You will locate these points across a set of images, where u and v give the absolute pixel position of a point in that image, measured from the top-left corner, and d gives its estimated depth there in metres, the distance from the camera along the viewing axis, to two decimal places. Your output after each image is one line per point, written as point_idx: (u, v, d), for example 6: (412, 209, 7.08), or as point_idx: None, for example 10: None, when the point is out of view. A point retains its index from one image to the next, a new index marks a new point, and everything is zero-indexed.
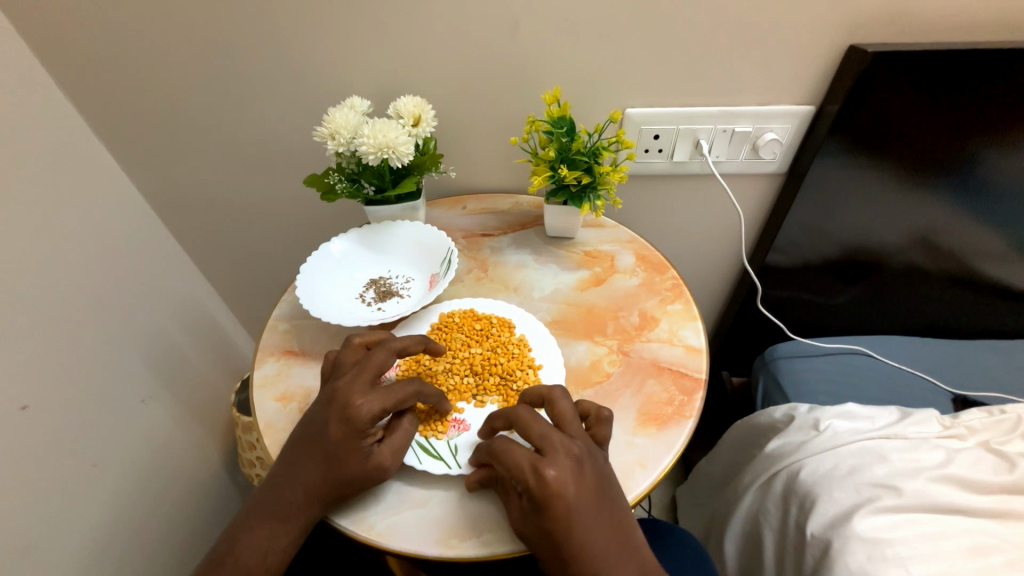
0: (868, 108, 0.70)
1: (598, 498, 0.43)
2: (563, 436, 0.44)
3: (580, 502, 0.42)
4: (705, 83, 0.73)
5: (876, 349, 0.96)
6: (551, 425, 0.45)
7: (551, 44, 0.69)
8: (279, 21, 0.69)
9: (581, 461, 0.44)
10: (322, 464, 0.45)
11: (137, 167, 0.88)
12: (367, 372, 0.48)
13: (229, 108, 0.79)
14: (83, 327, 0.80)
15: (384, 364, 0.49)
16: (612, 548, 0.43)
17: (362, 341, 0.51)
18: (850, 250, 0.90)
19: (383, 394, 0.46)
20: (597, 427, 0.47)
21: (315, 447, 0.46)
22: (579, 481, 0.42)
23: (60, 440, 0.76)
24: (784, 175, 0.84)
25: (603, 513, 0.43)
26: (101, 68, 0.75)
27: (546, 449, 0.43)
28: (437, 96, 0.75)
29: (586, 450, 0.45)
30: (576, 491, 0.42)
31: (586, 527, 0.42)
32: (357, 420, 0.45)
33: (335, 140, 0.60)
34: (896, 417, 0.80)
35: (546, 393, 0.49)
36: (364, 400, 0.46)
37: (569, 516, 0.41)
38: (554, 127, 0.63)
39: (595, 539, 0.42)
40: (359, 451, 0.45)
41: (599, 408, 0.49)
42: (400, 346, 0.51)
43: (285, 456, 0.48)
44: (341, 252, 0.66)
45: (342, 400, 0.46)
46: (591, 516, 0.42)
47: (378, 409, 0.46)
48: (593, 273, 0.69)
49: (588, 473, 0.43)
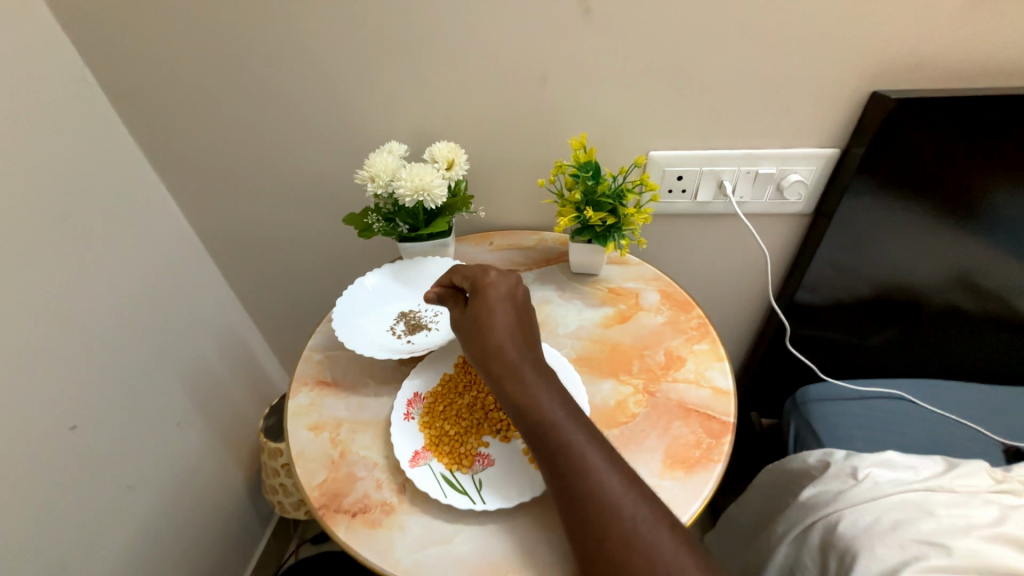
0: (893, 151, 0.70)
1: (518, 326, 0.52)
2: (502, 280, 0.56)
3: (498, 317, 0.52)
4: (726, 128, 0.75)
5: (915, 394, 0.92)
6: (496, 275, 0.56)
7: (576, 94, 0.74)
8: (327, 76, 0.76)
9: (510, 295, 0.54)
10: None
11: (192, 205, 0.95)
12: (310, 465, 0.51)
13: (277, 152, 0.86)
14: (131, 352, 0.86)
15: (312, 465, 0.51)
16: (526, 363, 0.49)
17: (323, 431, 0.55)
18: (882, 290, 0.88)
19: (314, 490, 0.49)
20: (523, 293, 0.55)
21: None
22: (503, 303, 0.53)
23: (101, 460, 0.80)
24: (809, 215, 0.84)
25: (520, 338, 0.51)
26: (169, 118, 0.84)
27: (486, 282, 0.55)
28: (469, 141, 0.80)
29: (518, 291, 0.55)
30: (496, 303, 0.53)
31: (503, 338, 0.50)
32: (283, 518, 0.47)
33: (375, 183, 0.64)
34: (941, 469, 0.76)
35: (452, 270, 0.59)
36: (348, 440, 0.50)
37: (487, 322, 0.51)
38: (580, 171, 0.65)
39: (510, 351, 0.49)
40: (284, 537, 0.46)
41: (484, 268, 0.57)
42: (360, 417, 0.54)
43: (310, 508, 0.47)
44: (374, 286, 0.70)
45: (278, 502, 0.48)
46: (506, 331, 0.51)
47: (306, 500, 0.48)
48: (617, 310, 0.69)
49: (512, 305, 0.53)
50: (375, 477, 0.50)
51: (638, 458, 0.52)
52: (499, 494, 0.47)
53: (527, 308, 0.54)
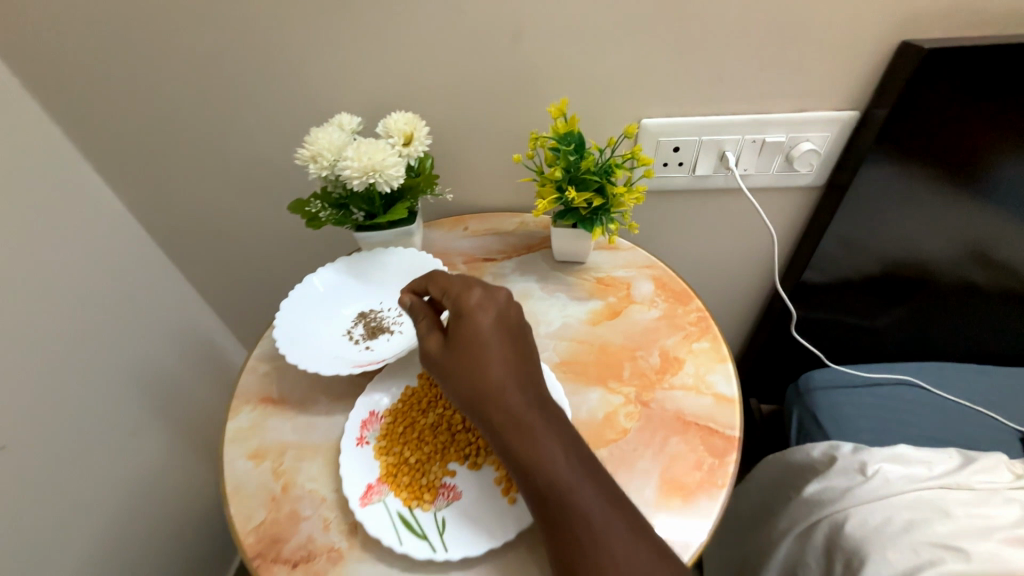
0: (923, 113, 0.61)
1: (518, 361, 0.42)
2: (488, 298, 0.45)
3: (492, 354, 0.41)
4: (730, 89, 0.65)
5: (926, 379, 0.86)
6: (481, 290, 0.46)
7: (557, 51, 0.63)
8: (262, 35, 0.64)
9: (501, 322, 0.44)
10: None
11: (128, 193, 0.84)
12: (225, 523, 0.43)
13: (215, 129, 0.75)
14: (67, 362, 0.77)
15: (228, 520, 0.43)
16: (532, 413, 0.40)
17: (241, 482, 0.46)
18: (897, 269, 0.80)
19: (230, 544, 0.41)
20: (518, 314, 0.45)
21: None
22: (496, 333, 0.42)
23: (41, 483, 0.73)
24: (821, 188, 0.75)
25: (521, 378, 0.41)
26: (83, 90, 0.71)
27: (471, 305, 0.44)
28: (435, 111, 0.69)
29: (511, 314, 0.45)
30: (487, 335, 0.42)
31: (497, 377, 0.40)
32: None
33: (318, 163, 0.54)
34: (956, 463, 0.70)
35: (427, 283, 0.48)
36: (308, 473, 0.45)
37: (478, 360, 0.41)
38: (561, 144, 0.56)
39: (512, 397, 0.40)
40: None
41: (469, 286, 0.45)
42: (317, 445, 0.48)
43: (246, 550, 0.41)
44: (327, 284, 0.61)
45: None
46: (504, 371, 0.41)
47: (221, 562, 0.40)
48: (606, 304, 0.61)
49: (507, 334, 0.43)
50: (324, 516, 0.43)
51: (630, 484, 0.44)
52: (465, 538, 0.40)
53: (522, 331, 0.44)
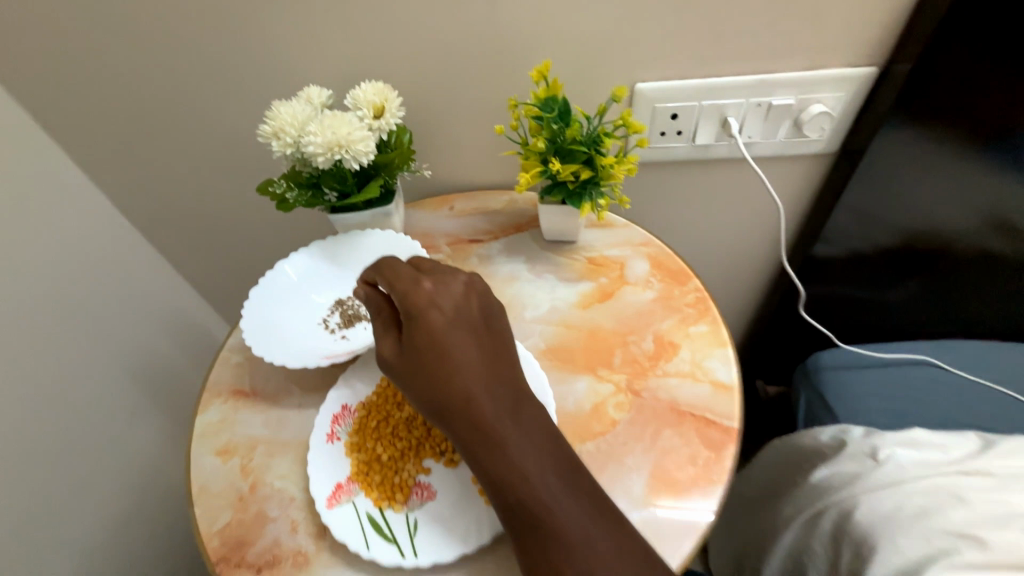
0: (953, 66, 0.54)
1: (480, 357, 0.39)
2: (443, 293, 0.42)
3: (450, 353, 0.39)
4: (735, 46, 0.59)
5: (944, 359, 0.81)
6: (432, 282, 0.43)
7: (542, 9, 0.57)
8: (223, 1, 0.59)
9: (458, 316, 0.41)
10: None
11: (103, 178, 0.80)
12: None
13: (184, 107, 0.70)
14: (52, 356, 0.75)
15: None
16: (498, 415, 0.37)
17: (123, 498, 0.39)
18: (916, 242, 0.75)
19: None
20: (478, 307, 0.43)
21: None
22: (454, 330, 0.40)
23: (34, 479, 0.71)
24: (835, 155, 0.69)
25: (484, 376, 0.38)
26: (42, 68, 0.67)
27: (424, 300, 0.41)
28: (413, 81, 0.64)
29: (470, 306, 0.42)
30: (444, 332, 0.39)
31: (462, 380, 0.38)
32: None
33: (280, 140, 0.50)
34: (975, 449, 0.66)
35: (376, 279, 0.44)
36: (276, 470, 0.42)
37: (436, 361, 0.38)
38: (544, 111, 0.51)
39: (475, 399, 0.37)
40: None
41: (421, 281, 0.42)
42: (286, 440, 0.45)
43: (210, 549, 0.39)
44: (299, 271, 0.57)
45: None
46: (464, 370, 0.38)
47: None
48: (598, 285, 0.57)
49: (466, 329, 0.40)
50: (291, 517, 0.40)
51: (617, 480, 0.41)
52: (436, 543, 0.37)
53: (483, 326, 0.41)
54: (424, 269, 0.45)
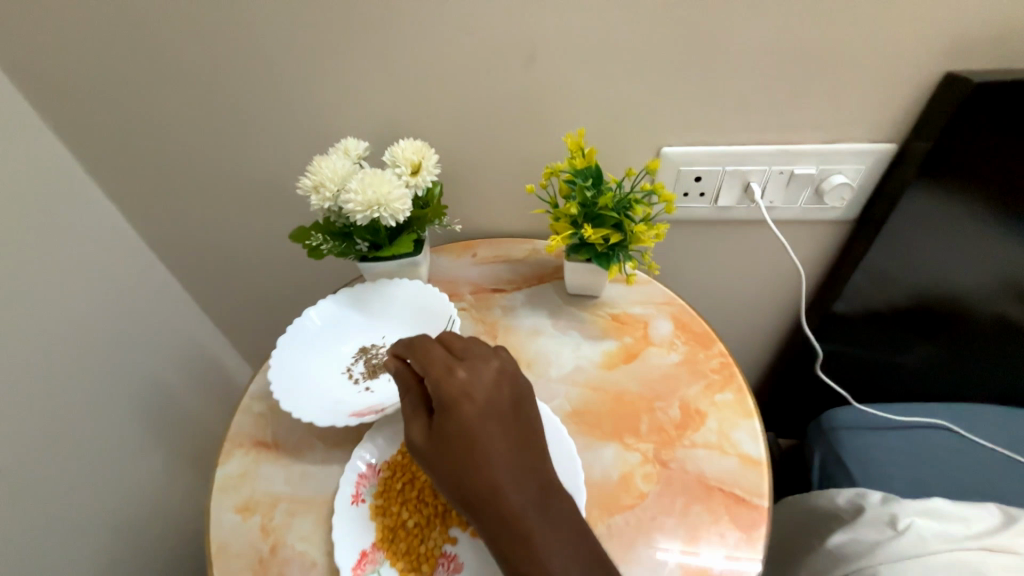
0: (965, 148, 0.57)
1: (512, 452, 0.38)
2: (475, 377, 0.41)
3: (481, 448, 0.37)
4: (757, 118, 0.61)
5: (961, 424, 0.81)
6: (464, 365, 0.41)
7: (574, 76, 0.60)
8: (268, 55, 0.62)
9: (489, 407, 0.39)
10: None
11: (133, 209, 0.82)
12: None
13: (221, 147, 0.73)
14: (66, 382, 0.75)
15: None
16: (528, 516, 0.36)
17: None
18: (930, 305, 0.76)
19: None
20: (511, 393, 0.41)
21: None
22: (485, 423, 0.38)
23: (34, 511, 0.70)
24: (852, 221, 0.71)
25: (515, 473, 0.37)
26: (88, 106, 0.70)
27: (455, 387, 0.40)
28: (445, 135, 0.67)
29: (501, 393, 0.40)
30: (475, 426, 0.38)
31: (489, 475, 0.37)
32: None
33: (320, 194, 0.52)
34: (998, 523, 0.65)
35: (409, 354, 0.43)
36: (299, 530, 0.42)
37: (466, 456, 0.37)
38: (577, 177, 0.52)
39: (506, 499, 0.36)
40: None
41: (452, 366, 0.41)
42: (309, 500, 0.45)
43: None
44: (326, 318, 0.58)
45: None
46: (495, 467, 0.37)
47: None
48: (622, 345, 0.58)
49: (497, 421, 0.39)
50: None
51: (647, 558, 0.41)
52: None
53: (514, 413, 0.40)
54: (458, 344, 0.44)
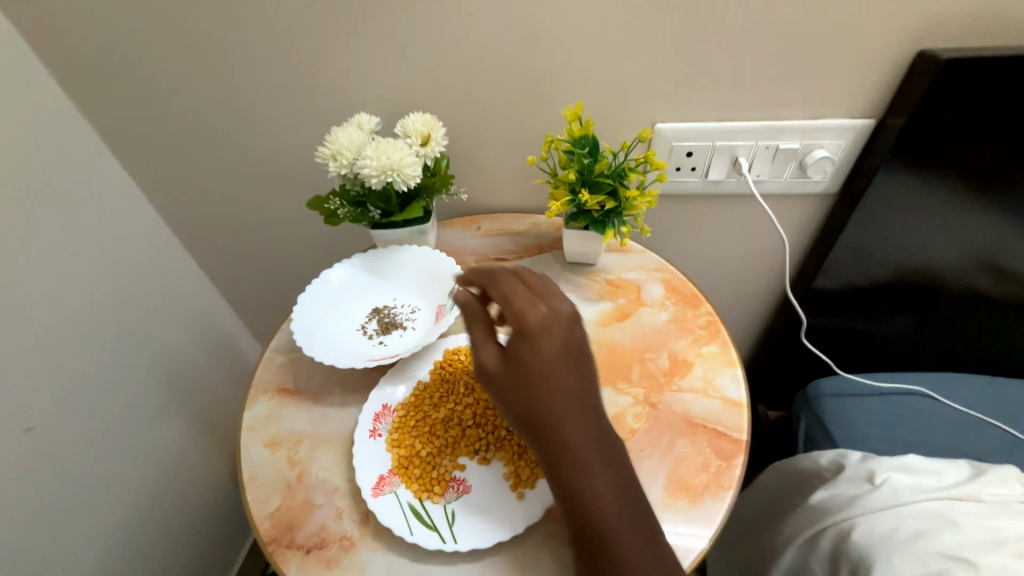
0: (937, 123, 0.61)
1: (578, 382, 0.41)
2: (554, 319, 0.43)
3: (557, 374, 0.41)
4: (745, 95, 0.65)
5: (938, 390, 0.85)
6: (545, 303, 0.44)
7: (573, 55, 0.64)
8: (285, 34, 0.66)
9: (568, 341, 0.42)
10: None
11: (152, 186, 0.86)
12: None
13: (237, 125, 0.76)
14: (94, 348, 0.79)
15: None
16: (585, 439, 0.40)
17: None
18: (910, 276, 0.80)
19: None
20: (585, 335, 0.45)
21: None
22: (563, 354, 0.42)
23: (66, 467, 0.74)
24: (836, 196, 0.75)
25: (579, 400, 0.41)
26: (111, 84, 0.73)
27: (539, 319, 0.43)
28: (451, 112, 0.71)
29: (576, 336, 0.43)
30: (554, 355, 0.41)
31: (561, 410, 0.40)
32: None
33: (337, 162, 0.56)
34: (966, 476, 0.69)
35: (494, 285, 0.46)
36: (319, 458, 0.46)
37: (541, 380, 0.40)
38: (575, 147, 0.57)
39: (569, 420, 0.40)
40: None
41: (536, 307, 0.43)
42: (329, 437, 0.49)
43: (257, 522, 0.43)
44: (342, 280, 0.62)
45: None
46: (563, 392, 0.40)
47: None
48: (616, 305, 0.62)
49: (574, 354, 0.42)
50: (336, 505, 0.44)
51: None
52: (473, 532, 0.41)
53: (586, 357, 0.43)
54: (533, 282, 0.46)
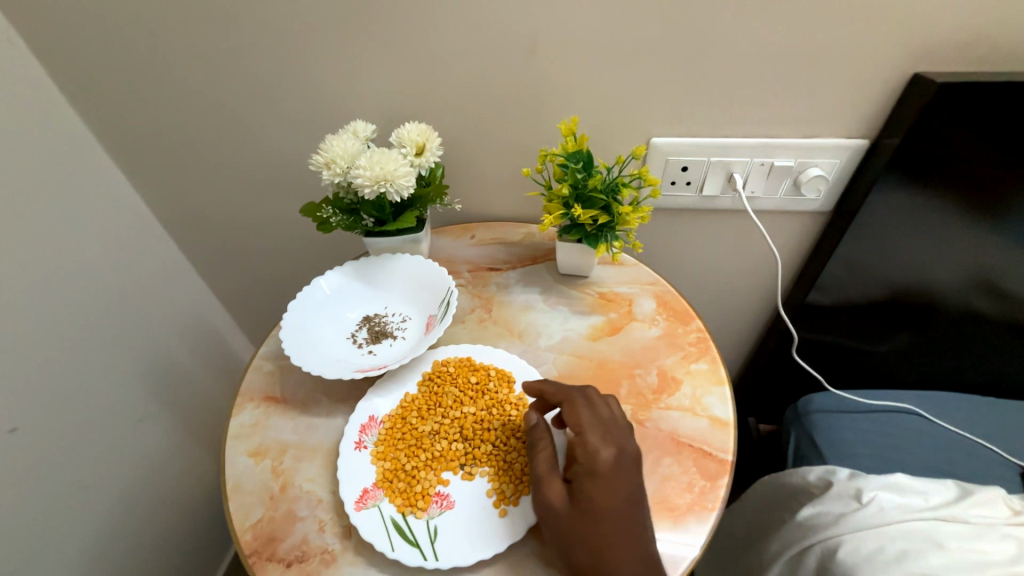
0: (930, 145, 0.61)
1: (641, 500, 0.41)
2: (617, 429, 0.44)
3: (623, 493, 0.40)
4: (741, 112, 0.65)
5: (927, 409, 0.86)
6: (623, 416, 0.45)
7: (571, 68, 0.64)
8: (283, 39, 0.66)
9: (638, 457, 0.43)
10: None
11: (145, 184, 0.85)
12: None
13: (233, 127, 0.76)
14: (83, 347, 0.78)
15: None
16: (641, 563, 0.38)
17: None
18: (902, 295, 0.80)
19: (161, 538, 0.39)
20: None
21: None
22: (631, 470, 0.42)
23: (50, 468, 0.72)
24: (829, 213, 0.75)
25: (641, 522, 0.40)
26: (107, 82, 0.72)
27: (610, 430, 0.44)
28: (448, 121, 0.71)
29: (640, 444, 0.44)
30: (619, 470, 0.41)
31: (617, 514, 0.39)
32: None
33: (331, 170, 0.56)
34: (953, 496, 0.69)
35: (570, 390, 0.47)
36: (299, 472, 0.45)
37: (608, 498, 0.40)
38: (569, 161, 0.57)
39: (628, 540, 0.39)
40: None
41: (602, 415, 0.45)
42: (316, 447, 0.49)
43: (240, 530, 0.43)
44: (334, 287, 0.62)
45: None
46: (629, 513, 0.40)
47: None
48: (608, 319, 0.62)
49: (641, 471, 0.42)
50: (318, 517, 0.44)
51: None
52: (455, 549, 0.41)
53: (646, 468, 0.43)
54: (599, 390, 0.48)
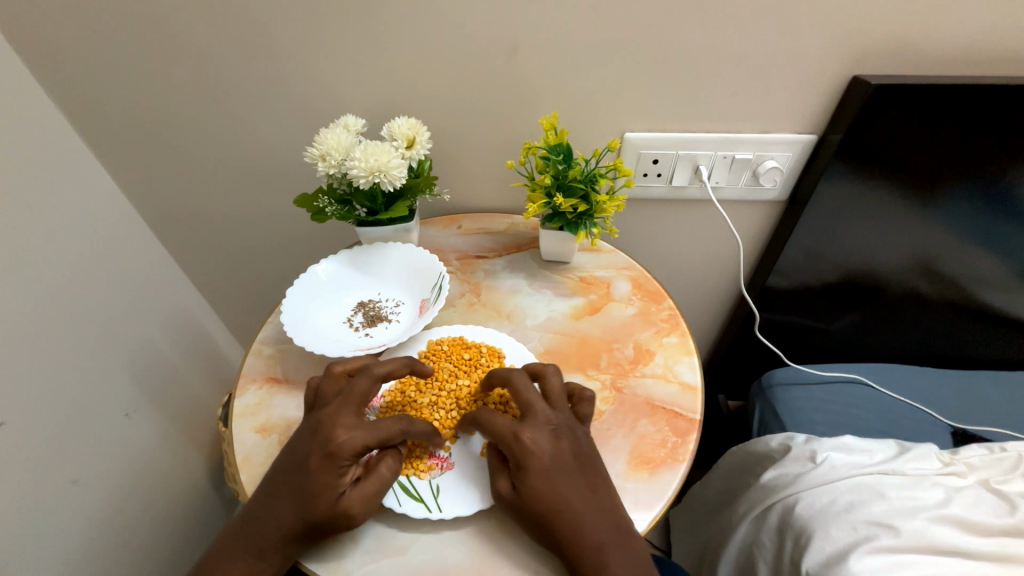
0: (869, 139, 0.69)
1: (574, 464, 0.46)
2: (535, 422, 0.47)
3: (551, 475, 0.44)
4: (705, 109, 0.71)
5: (874, 379, 0.95)
6: (538, 396, 0.49)
7: (549, 66, 0.68)
8: (270, 35, 0.68)
9: (559, 430, 0.47)
10: (291, 493, 0.45)
11: (127, 178, 0.85)
12: (351, 403, 0.48)
13: (218, 120, 0.77)
14: (68, 341, 0.77)
15: (389, 435, 0.46)
16: (590, 511, 0.44)
17: (342, 368, 0.51)
18: (850, 276, 0.88)
19: (379, 475, 0.46)
20: (581, 405, 0.51)
21: (288, 480, 0.45)
22: (555, 445, 0.46)
23: (42, 460, 0.72)
24: (785, 203, 0.83)
25: (580, 479, 0.45)
26: (87, 76, 0.72)
27: (527, 417, 0.47)
28: (433, 116, 0.74)
29: (561, 434, 0.47)
30: (542, 457, 0.45)
31: (553, 494, 0.44)
32: (337, 455, 0.45)
33: (326, 162, 0.58)
34: (894, 452, 0.77)
35: (503, 375, 0.50)
36: (347, 436, 0.45)
37: (543, 475, 0.44)
38: (552, 153, 0.61)
39: (573, 501, 0.44)
40: (329, 487, 0.44)
41: (524, 401, 0.48)
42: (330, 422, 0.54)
43: (266, 488, 0.46)
44: (329, 274, 0.66)
45: (325, 432, 0.46)
46: (567, 480, 0.45)
47: (359, 475, 0.46)
48: (588, 301, 0.67)
49: (565, 441, 0.46)
50: None
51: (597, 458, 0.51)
52: (456, 502, 0.47)
53: (578, 438, 0.48)
54: (512, 376, 0.50)
